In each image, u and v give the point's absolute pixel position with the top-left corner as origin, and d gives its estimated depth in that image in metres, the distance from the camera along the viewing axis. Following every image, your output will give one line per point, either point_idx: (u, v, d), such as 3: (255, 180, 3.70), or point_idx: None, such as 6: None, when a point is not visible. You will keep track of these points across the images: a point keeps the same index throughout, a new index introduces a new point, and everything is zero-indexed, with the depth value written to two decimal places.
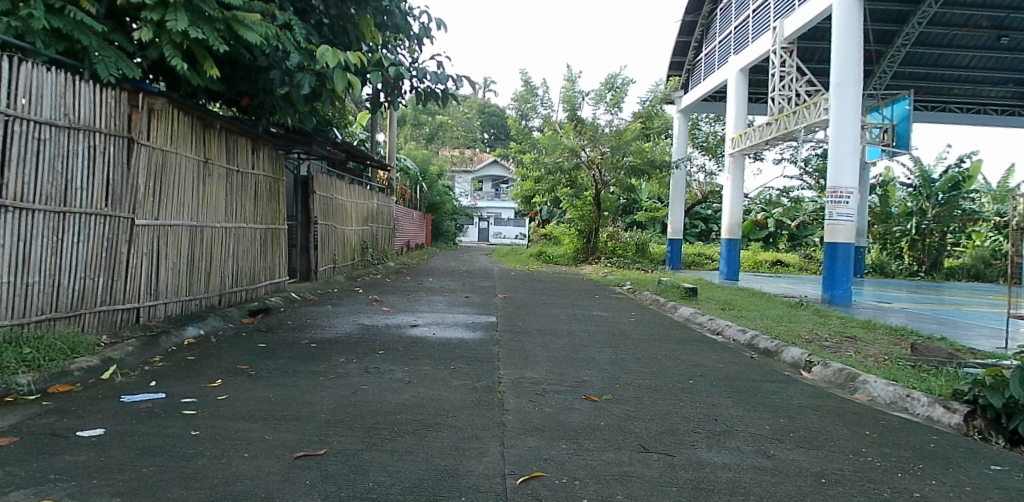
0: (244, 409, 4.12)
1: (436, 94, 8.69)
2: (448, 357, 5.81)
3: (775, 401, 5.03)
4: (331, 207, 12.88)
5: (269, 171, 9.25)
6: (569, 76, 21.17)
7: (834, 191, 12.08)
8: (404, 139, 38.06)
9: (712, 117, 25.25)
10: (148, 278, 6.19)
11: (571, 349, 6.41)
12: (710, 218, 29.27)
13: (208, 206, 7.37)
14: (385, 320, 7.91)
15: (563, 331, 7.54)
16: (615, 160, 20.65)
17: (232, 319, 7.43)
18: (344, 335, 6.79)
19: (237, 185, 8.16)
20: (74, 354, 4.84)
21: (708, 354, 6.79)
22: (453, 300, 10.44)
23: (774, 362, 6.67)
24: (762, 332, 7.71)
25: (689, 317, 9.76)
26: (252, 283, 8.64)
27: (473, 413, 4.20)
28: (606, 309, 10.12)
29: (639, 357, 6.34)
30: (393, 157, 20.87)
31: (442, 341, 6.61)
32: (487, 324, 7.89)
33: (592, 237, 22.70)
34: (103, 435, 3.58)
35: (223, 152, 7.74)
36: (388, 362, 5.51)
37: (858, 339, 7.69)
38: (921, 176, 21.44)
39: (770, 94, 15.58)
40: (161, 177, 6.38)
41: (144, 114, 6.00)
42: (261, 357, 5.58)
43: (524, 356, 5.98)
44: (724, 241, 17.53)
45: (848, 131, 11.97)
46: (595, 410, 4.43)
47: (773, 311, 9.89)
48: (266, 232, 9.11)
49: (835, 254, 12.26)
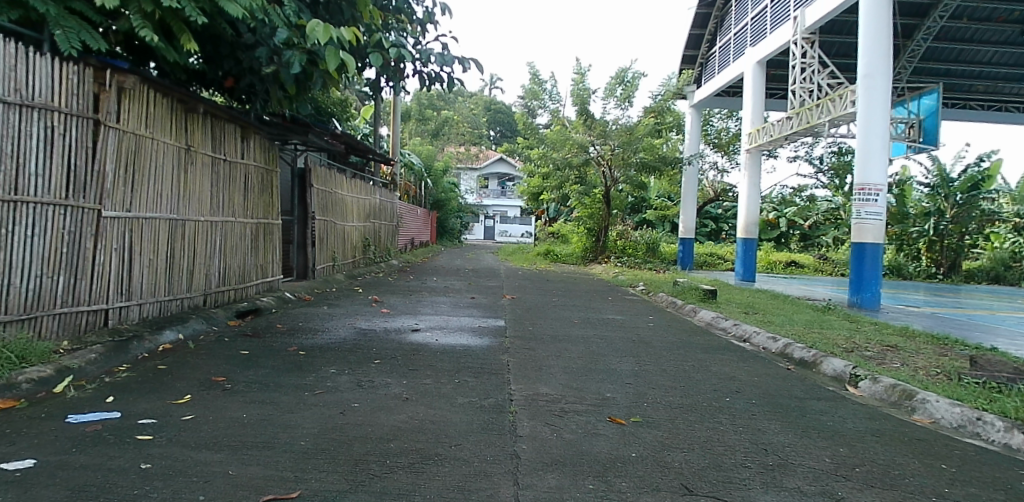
0: (211, 434, 3.49)
1: (442, 80, 8.05)
2: (452, 368, 5.17)
3: (827, 424, 4.37)
4: (330, 203, 12.28)
5: (262, 161, 8.65)
6: (579, 70, 20.51)
7: (861, 188, 11.38)
8: (408, 135, 37.46)
9: (726, 113, 24.52)
10: (119, 277, 5.57)
11: (588, 360, 5.76)
12: (722, 217, 28.60)
13: (191, 197, 6.75)
14: (384, 324, 7.27)
15: (578, 338, 6.88)
16: (625, 157, 19.98)
17: (217, 321, 6.81)
18: (338, 341, 6.15)
19: (224, 175, 7.54)
20: (24, 363, 4.22)
21: (739, 365, 6.13)
22: (457, 301, 9.80)
23: (813, 375, 6.02)
24: (796, 341, 7.05)
25: (711, 322, 9.09)
26: (241, 282, 8.02)
27: (481, 441, 3.55)
28: (621, 313, 9.44)
29: (664, 368, 5.70)
30: (397, 152, 20.21)
31: (446, 349, 5.97)
32: (495, 329, 7.24)
33: (602, 236, 22.01)
34: (32, 469, 2.96)
35: (208, 138, 7.12)
36: (385, 373, 4.87)
37: (901, 349, 7.02)
38: (939, 175, 20.75)
39: (791, 87, 14.80)
40: (134, 164, 5.76)
41: (114, 94, 5.39)
42: (241, 367, 4.95)
43: (537, 368, 5.33)
44: (740, 240, 16.79)
45: (878, 126, 11.26)
46: (623, 436, 3.80)
47: (800, 317, 9.20)
48: (257, 227, 8.49)
49: (863, 255, 11.47)
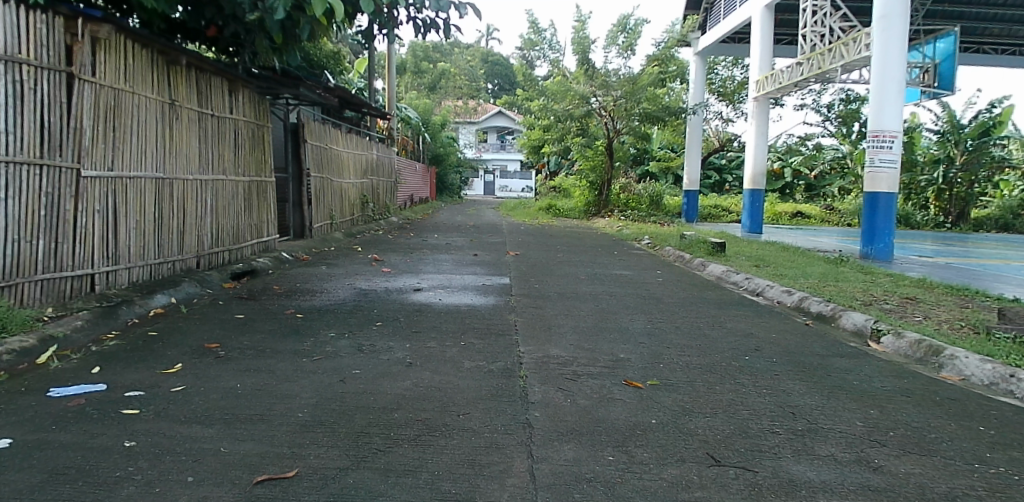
0: (202, 406, 3.26)
1: (437, 27, 7.61)
2: (457, 329, 4.94)
3: (854, 384, 4.14)
4: (326, 159, 11.88)
5: (252, 116, 8.28)
6: (580, 17, 19.81)
7: (875, 135, 10.97)
8: (404, 89, 36.66)
9: (732, 60, 23.81)
10: (104, 240, 5.29)
11: (599, 318, 5.53)
12: (725, 168, 28.17)
13: (177, 155, 6.42)
14: (386, 284, 7.01)
15: (586, 296, 6.62)
16: (628, 107, 19.43)
17: (212, 284, 6.56)
18: (337, 302, 5.90)
19: (213, 131, 7.19)
20: (3, 333, 3.97)
21: (756, 321, 5.89)
22: (460, 259, 9.54)
23: (832, 330, 5.80)
24: (812, 295, 6.82)
25: (721, 276, 8.84)
26: (235, 242, 7.74)
27: (490, 409, 3.32)
28: (629, 268, 9.18)
29: (679, 326, 5.47)
30: (394, 107, 19.70)
31: (450, 309, 5.73)
32: (500, 287, 6.99)
33: (604, 189, 21.68)
34: (6, 451, 2.73)
35: (193, 91, 6.74)
36: (387, 337, 4.63)
37: (921, 301, 6.80)
38: (949, 121, 20.21)
39: (801, 32, 14.25)
40: (114, 119, 5.41)
41: (87, 45, 5.02)
42: (236, 332, 4.71)
43: (547, 328, 5.10)
44: (747, 191, 16.41)
45: (895, 69, 10.80)
46: (642, 401, 3.57)
47: (813, 270, 8.95)
48: (250, 185, 8.17)
49: (876, 204, 11.13)
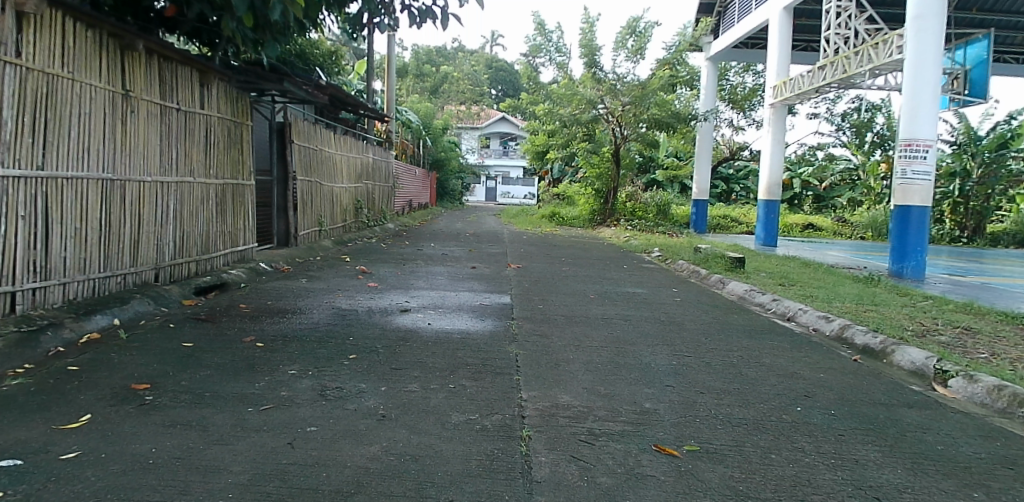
0: (94, 487, 2.42)
1: (434, 16, 6.81)
2: (448, 366, 4.10)
3: (940, 452, 3.30)
4: (316, 161, 11.09)
5: (228, 112, 7.44)
6: (587, 19, 19.05)
7: (907, 144, 10.12)
8: (406, 92, 35.92)
9: (743, 66, 23.13)
10: (28, 251, 4.47)
11: (615, 352, 4.68)
12: (733, 178, 27.23)
13: (132, 154, 5.61)
14: (370, 303, 6.16)
15: (598, 321, 5.77)
16: (636, 113, 18.62)
17: (169, 302, 5.73)
18: (308, 326, 5.05)
19: (179, 128, 6.38)
20: None
21: (795, 356, 5.04)
22: (456, 272, 8.70)
23: (887, 369, 4.95)
24: (855, 323, 6.00)
25: (744, 296, 8.00)
26: (204, 252, 6.91)
27: (481, 496, 2.48)
28: (642, 285, 8.34)
29: (710, 362, 4.62)
30: (393, 108, 18.90)
31: (439, 337, 4.87)
32: (499, 308, 6.14)
33: (610, 197, 20.88)
34: None
35: (155, 82, 5.93)
36: (360, 377, 3.79)
37: (978, 332, 5.96)
38: (966, 133, 19.28)
39: (824, 34, 13.45)
40: (46, 112, 4.61)
41: (11, 21, 4.22)
42: (177, 368, 3.88)
43: (555, 365, 4.25)
44: (762, 202, 15.56)
45: (929, 74, 9.99)
46: (680, 478, 2.74)
47: (844, 291, 8.11)
48: (223, 188, 7.35)
49: (907, 218, 10.27)
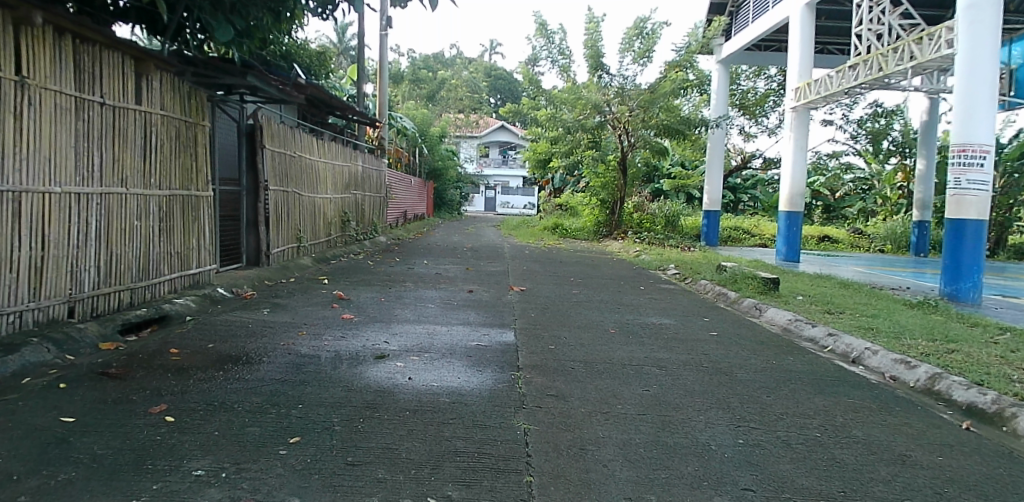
0: None
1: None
2: (427, 460, 2.84)
3: None
4: (294, 169, 9.88)
5: (177, 110, 6.21)
6: (592, 20, 17.89)
7: (960, 150, 8.88)
8: (399, 99, 34.67)
9: (755, 71, 22.01)
10: None
11: (661, 426, 3.43)
12: (739, 187, 26.03)
13: (29, 157, 4.40)
14: (339, 345, 4.92)
15: (626, 370, 4.53)
16: (645, 118, 17.50)
17: (79, 346, 4.48)
18: (249, 386, 3.80)
19: (107, 125, 5.18)
20: None
21: (891, 425, 3.80)
22: (448, 298, 7.44)
23: (1018, 445, 3.70)
24: (946, 371, 4.77)
25: (789, 327, 6.77)
26: (141, 278, 5.68)
27: None
28: (668, 314, 7.10)
29: (790, 440, 3.38)
30: (385, 115, 17.71)
31: (422, 403, 3.63)
32: (500, 351, 4.89)
33: (616, 208, 19.68)
34: None
35: (68, 69, 4.73)
36: (294, 487, 2.55)
37: None
38: None
39: (856, 30, 12.34)
40: None
41: None
42: (26, 468, 2.64)
43: (581, 453, 3.01)
44: (783, 214, 14.33)
45: (985, 72, 8.80)
46: None
47: (905, 321, 6.85)
48: (170, 200, 6.13)
49: (962, 234, 9.05)
